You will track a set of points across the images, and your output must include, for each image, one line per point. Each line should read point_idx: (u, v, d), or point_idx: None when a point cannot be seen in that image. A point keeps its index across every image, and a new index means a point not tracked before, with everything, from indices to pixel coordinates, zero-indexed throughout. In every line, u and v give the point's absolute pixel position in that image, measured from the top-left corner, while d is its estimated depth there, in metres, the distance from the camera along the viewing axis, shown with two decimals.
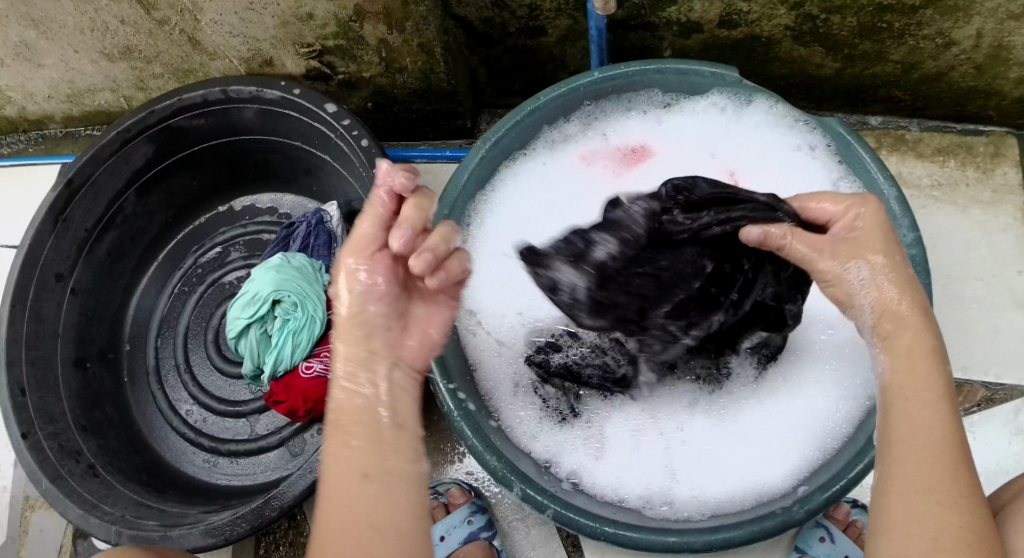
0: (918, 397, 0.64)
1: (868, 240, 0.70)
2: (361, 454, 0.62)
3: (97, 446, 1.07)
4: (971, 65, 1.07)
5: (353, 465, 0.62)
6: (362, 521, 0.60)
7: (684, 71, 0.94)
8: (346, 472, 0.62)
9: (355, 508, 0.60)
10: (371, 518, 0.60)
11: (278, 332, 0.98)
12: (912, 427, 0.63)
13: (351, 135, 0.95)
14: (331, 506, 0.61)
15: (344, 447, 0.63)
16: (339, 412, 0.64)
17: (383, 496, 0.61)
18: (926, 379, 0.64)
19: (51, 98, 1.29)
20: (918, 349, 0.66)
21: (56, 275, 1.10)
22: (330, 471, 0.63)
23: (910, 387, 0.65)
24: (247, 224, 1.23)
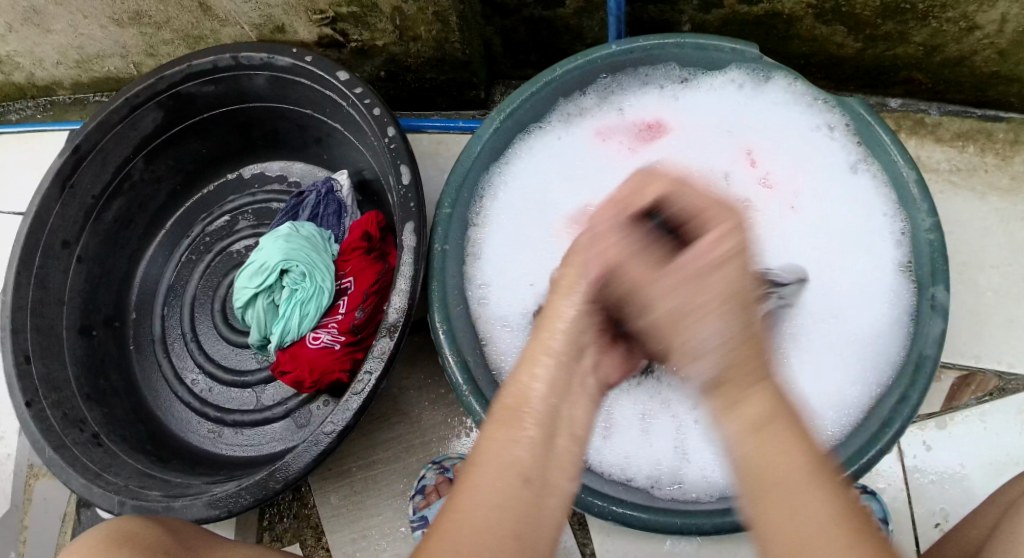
0: (789, 470, 0.49)
1: (707, 296, 0.51)
2: (523, 451, 0.53)
3: (102, 415, 1.07)
4: (994, 50, 1.05)
5: (512, 465, 0.52)
6: (500, 529, 0.50)
7: (703, 46, 0.92)
8: (505, 469, 0.52)
9: (503, 509, 0.51)
10: (513, 525, 0.51)
11: (286, 302, 0.97)
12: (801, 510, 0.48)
13: (362, 103, 0.93)
14: (470, 501, 0.51)
15: (511, 437, 0.53)
16: (517, 398, 0.55)
17: (538, 507, 0.52)
18: (781, 449, 0.49)
19: (60, 64, 1.27)
20: (762, 409, 0.50)
21: (63, 243, 1.09)
22: (495, 458, 0.53)
23: (778, 464, 0.49)
24: (255, 192, 1.21)
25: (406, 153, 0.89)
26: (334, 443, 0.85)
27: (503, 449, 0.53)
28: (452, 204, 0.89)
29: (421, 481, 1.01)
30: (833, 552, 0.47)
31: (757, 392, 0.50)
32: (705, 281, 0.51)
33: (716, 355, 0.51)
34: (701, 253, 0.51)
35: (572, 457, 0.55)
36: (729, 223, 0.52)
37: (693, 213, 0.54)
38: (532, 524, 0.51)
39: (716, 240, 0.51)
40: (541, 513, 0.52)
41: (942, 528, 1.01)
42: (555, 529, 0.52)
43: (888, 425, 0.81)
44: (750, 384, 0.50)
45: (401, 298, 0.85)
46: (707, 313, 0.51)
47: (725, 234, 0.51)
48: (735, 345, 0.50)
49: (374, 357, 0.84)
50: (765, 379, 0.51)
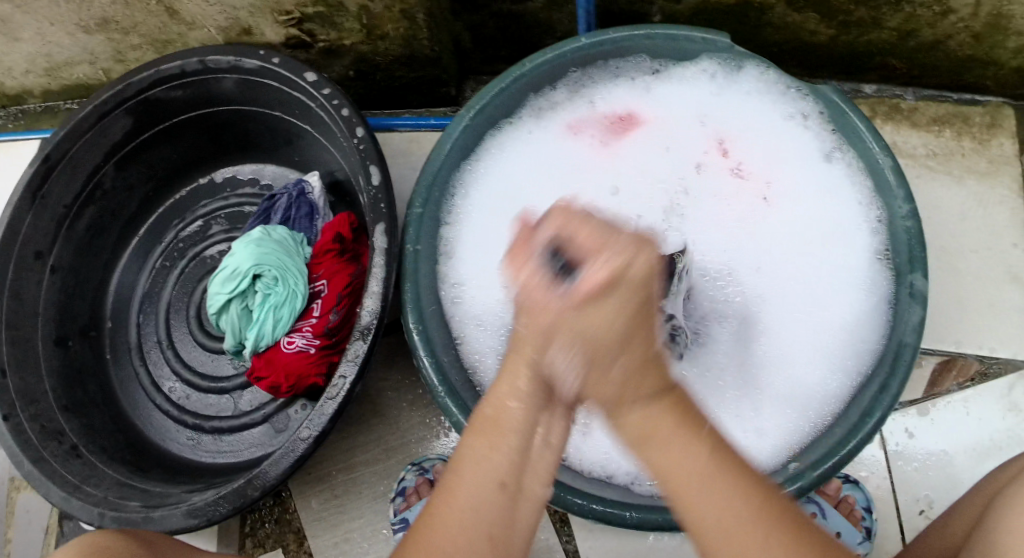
0: (678, 455, 0.54)
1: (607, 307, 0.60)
2: (500, 461, 0.56)
3: (80, 425, 1.06)
4: (968, 34, 1.05)
5: (490, 471, 0.56)
6: (474, 532, 0.55)
7: (674, 37, 0.91)
8: (482, 477, 0.55)
9: (482, 515, 0.55)
10: (488, 528, 0.55)
11: (259, 307, 0.96)
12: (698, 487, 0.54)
13: (331, 103, 0.92)
14: (448, 507, 0.56)
15: (489, 449, 0.56)
16: (495, 410, 0.57)
17: (511, 512, 0.56)
18: (668, 427, 0.54)
19: (29, 73, 1.26)
20: (658, 421, 0.54)
21: (36, 253, 1.07)
22: (476, 467, 0.56)
23: (669, 446, 0.54)
24: (229, 196, 1.20)
25: (375, 153, 0.88)
26: (311, 448, 0.84)
27: (477, 464, 0.56)
28: (424, 204, 0.88)
29: (401, 483, 1.01)
30: (724, 506, 0.54)
31: (640, 387, 0.54)
32: (576, 317, 0.50)
33: (613, 381, 0.52)
34: (583, 287, 0.49)
35: (543, 465, 0.58)
36: (626, 259, 0.49)
37: (588, 250, 0.49)
38: (507, 526, 0.56)
39: (593, 275, 0.49)
40: (514, 517, 0.56)
41: (926, 515, 1.01)
42: (526, 531, 0.57)
43: (868, 415, 0.80)
44: (638, 400, 0.53)
45: (373, 300, 0.84)
46: (578, 349, 0.51)
47: (610, 270, 0.49)
48: (624, 365, 0.52)
49: (349, 361, 0.84)
50: (664, 385, 0.55)
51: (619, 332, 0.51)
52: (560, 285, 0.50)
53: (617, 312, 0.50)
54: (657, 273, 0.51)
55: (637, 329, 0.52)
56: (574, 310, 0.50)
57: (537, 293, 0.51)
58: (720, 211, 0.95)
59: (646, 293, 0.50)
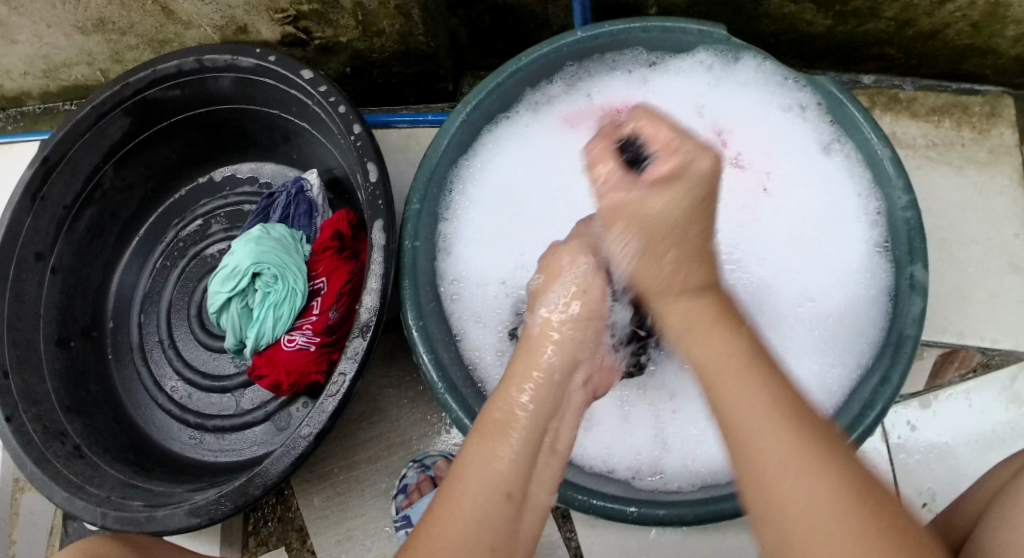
0: (737, 386, 0.55)
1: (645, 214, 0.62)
2: (504, 471, 0.59)
3: (83, 426, 1.06)
4: (967, 23, 1.04)
5: (493, 480, 0.58)
6: (479, 539, 0.56)
7: (670, 29, 0.91)
8: (485, 483, 0.58)
9: (487, 521, 0.57)
10: (492, 537, 0.56)
11: (259, 305, 0.97)
12: (749, 419, 0.54)
13: (327, 101, 0.92)
14: (452, 510, 0.57)
15: (492, 454, 0.60)
16: (497, 419, 0.61)
17: (514, 522, 0.58)
18: (729, 354, 0.57)
19: (27, 74, 1.26)
20: (701, 312, 0.61)
21: (37, 255, 1.07)
22: (481, 474, 0.58)
23: (723, 375, 0.57)
24: (228, 195, 1.20)
25: (373, 149, 0.88)
26: (312, 445, 0.84)
27: (482, 469, 0.59)
28: (421, 200, 0.88)
29: (402, 480, 1.01)
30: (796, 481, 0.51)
31: (688, 290, 0.62)
32: (645, 199, 0.62)
33: (664, 266, 0.63)
34: (655, 171, 0.62)
35: (547, 471, 0.62)
36: (696, 154, 0.61)
37: (660, 146, 0.62)
38: (511, 536, 0.57)
39: (670, 162, 0.61)
40: (518, 527, 0.58)
41: (929, 507, 1.01)
42: (530, 537, 0.59)
43: (870, 407, 0.80)
44: (684, 289, 0.62)
45: (372, 297, 0.84)
46: (636, 230, 0.63)
47: (678, 161, 0.61)
48: (676, 255, 0.63)
49: (349, 358, 0.84)
50: (705, 284, 0.63)
51: (682, 205, 0.61)
52: (638, 164, 0.63)
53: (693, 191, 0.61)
54: (721, 175, 0.63)
55: (699, 220, 0.62)
56: (637, 173, 0.63)
57: (612, 169, 0.64)
58: (718, 202, 0.94)
59: (710, 186, 0.62)
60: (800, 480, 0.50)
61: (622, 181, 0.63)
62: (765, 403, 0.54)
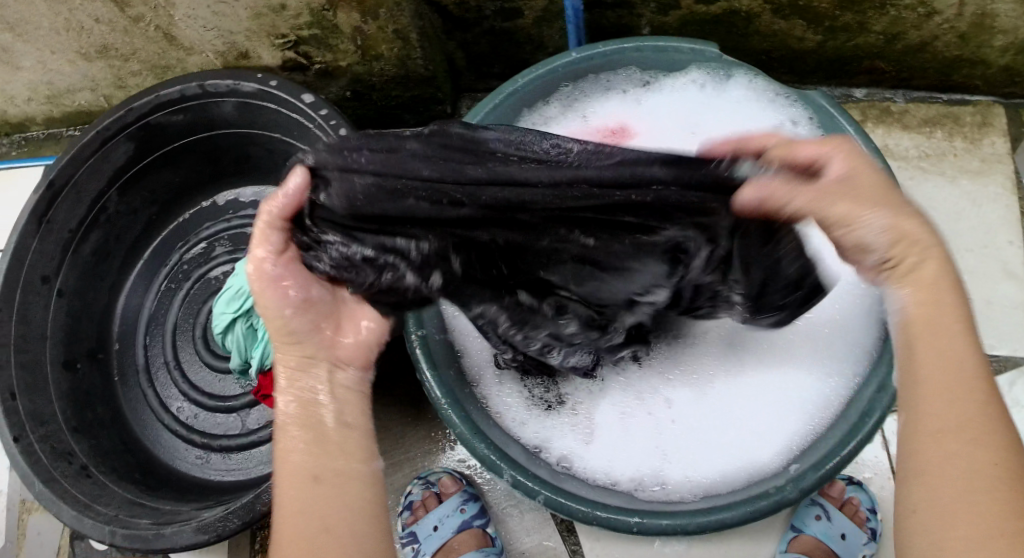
0: (948, 379, 0.56)
1: (867, 190, 0.64)
2: (319, 448, 0.65)
3: (89, 446, 1.07)
4: (955, 34, 1.06)
5: (303, 468, 0.64)
6: (310, 520, 0.60)
7: (662, 48, 0.94)
8: (296, 482, 0.63)
9: (309, 502, 0.61)
10: (322, 515, 0.61)
11: (264, 326, 0.98)
12: (940, 417, 0.55)
13: (328, 124, 0.94)
14: (284, 520, 0.61)
15: (295, 452, 0.65)
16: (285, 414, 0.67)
17: (345, 495, 0.63)
18: (954, 356, 0.57)
19: (31, 101, 1.28)
20: (933, 272, 0.61)
21: (42, 278, 1.08)
22: (292, 477, 0.63)
23: (942, 371, 0.57)
24: (231, 218, 1.22)
25: None
26: None
27: (303, 454, 0.64)
28: None
29: (407, 496, 1.03)
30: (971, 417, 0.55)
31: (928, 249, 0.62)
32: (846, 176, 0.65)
33: (908, 226, 0.62)
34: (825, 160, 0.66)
35: (350, 441, 0.66)
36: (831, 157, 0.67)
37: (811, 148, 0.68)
38: (342, 506, 0.62)
39: (848, 163, 0.66)
40: (347, 491, 0.63)
41: None
42: (368, 501, 0.63)
43: (867, 414, 0.81)
44: (923, 248, 0.62)
45: None
46: (861, 203, 0.63)
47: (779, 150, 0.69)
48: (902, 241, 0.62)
49: None
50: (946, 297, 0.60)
51: (878, 183, 0.65)
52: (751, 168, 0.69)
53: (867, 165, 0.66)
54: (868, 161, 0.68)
55: (864, 178, 0.65)
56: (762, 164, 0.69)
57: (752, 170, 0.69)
58: None
59: (864, 169, 0.66)
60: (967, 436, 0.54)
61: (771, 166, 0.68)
62: (972, 398, 0.55)
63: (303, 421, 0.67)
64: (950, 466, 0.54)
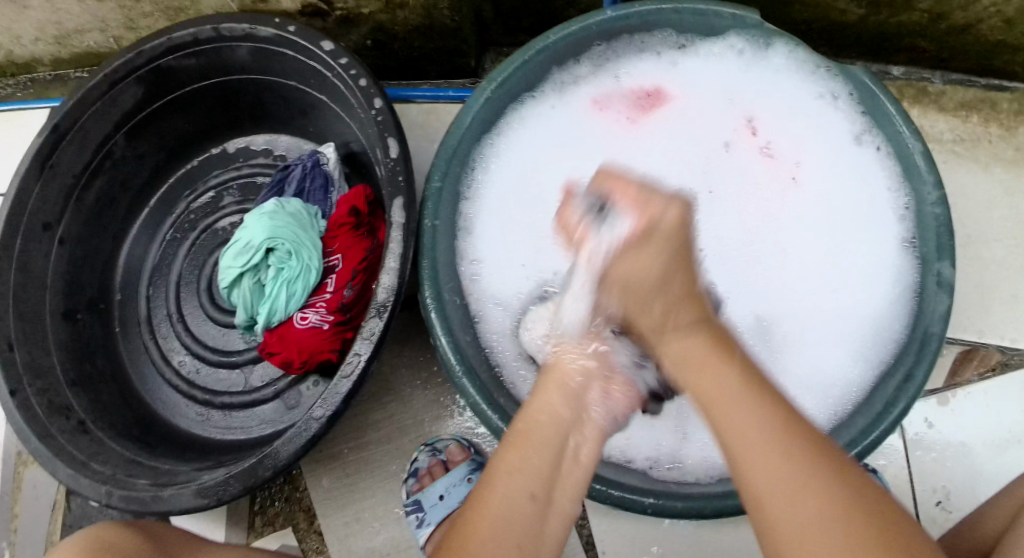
0: (732, 408, 0.56)
1: (642, 287, 0.62)
2: (534, 472, 0.60)
3: (88, 401, 1.04)
4: (1001, 17, 1.02)
5: (524, 479, 0.60)
6: (506, 540, 0.57)
7: (702, 12, 0.88)
8: (515, 482, 0.59)
9: (514, 522, 0.58)
10: (519, 538, 0.58)
11: (273, 281, 0.95)
12: (767, 470, 0.54)
13: (348, 74, 0.89)
14: (480, 510, 0.59)
15: (521, 458, 0.61)
16: (527, 425, 0.63)
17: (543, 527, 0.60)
18: (725, 385, 0.58)
19: (38, 41, 1.23)
20: (694, 347, 0.61)
21: (44, 225, 1.05)
22: (508, 473, 0.60)
23: (726, 402, 0.57)
24: (241, 167, 1.19)
25: (394, 124, 0.85)
26: (324, 427, 0.82)
27: (510, 474, 0.60)
28: (442, 178, 0.85)
29: (413, 464, 1.00)
30: (785, 465, 0.53)
31: (682, 331, 0.62)
32: (630, 264, 0.62)
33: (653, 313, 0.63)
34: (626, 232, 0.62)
35: (572, 478, 0.63)
36: (662, 210, 0.62)
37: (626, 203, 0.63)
38: (537, 537, 0.59)
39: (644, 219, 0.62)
40: (545, 526, 0.60)
41: (943, 506, 1.00)
42: (556, 541, 0.60)
43: (890, 405, 0.78)
44: (676, 328, 0.62)
45: (390, 276, 0.82)
46: (624, 294, 0.64)
47: (648, 220, 0.62)
48: (662, 305, 0.63)
49: (364, 339, 0.81)
50: (704, 320, 0.63)
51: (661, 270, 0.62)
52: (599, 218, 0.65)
53: (649, 250, 0.62)
54: (690, 227, 0.63)
55: (652, 275, 0.62)
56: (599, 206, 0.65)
57: (582, 238, 0.65)
58: (746, 188, 0.92)
59: (682, 240, 0.63)
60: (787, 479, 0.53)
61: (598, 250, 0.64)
62: (771, 432, 0.55)
63: (545, 434, 0.62)
64: (802, 507, 0.52)
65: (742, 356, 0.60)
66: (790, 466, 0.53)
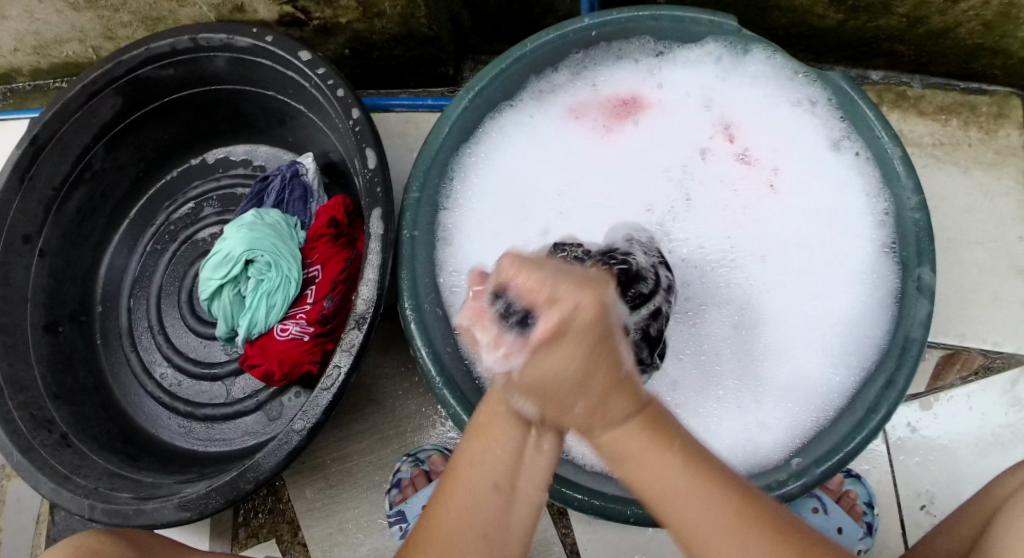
0: (724, 545, 0.50)
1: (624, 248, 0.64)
2: (497, 461, 0.53)
3: (70, 414, 1.03)
4: (979, 22, 1.03)
5: (484, 470, 0.53)
6: (474, 530, 0.52)
7: (680, 19, 0.88)
8: (475, 473, 0.53)
9: (477, 516, 0.52)
10: (483, 529, 0.52)
11: (252, 293, 0.94)
12: (697, 534, 0.50)
13: (326, 84, 0.89)
14: (443, 501, 0.53)
15: (484, 446, 0.53)
16: (488, 413, 0.54)
17: (505, 518, 0.53)
18: (640, 450, 0.51)
19: (17, 51, 1.22)
20: (618, 421, 0.51)
21: (24, 237, 1.04)
22: (470, 464, 0.54)
23: (722, 543, 0.50)
24: (221, 177, 1.18)
25: (371, 135, 0.85)
26: (305, 439, 0.82)
27: (473, 465, 0.53)
28: (420, 188, 0.85)
29: (396, 474, 1.00)
30: (705, 526, 0.50)
31: (622, 420, 0.51)
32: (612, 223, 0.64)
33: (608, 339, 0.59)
34: None
35: (539, 466, 0.54)
36: (574, 303, 0.47)
37: None
38: (503, 528, 0.53)
39: None
40: (511, 517, 0.53)
41: (928, 510, 1.00)
42: (520, 535, 0.53)
43: (873, 411, 0.78)
44: (608, 424, 0.51)
45: (369, 288, 0.82)
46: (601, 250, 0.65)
47: (558, 319, 0.46)
48: (595, 394, 0.50)
49: (344, 351, 0.81)
50: (637, 406, 0.51)
51: None
52: None
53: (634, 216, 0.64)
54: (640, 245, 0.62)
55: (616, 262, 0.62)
56: None
57: (496, 338, 0.49)
58: (725, 194, 0.92)
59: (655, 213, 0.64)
60: (712, 544, 0.50)
61: (504, 350, 0.49)
62: (689, 500, 0.50)
63: (512, 420, 0.53)
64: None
65: (650, 402, 0.52)
66: (716, 529, 0.50)
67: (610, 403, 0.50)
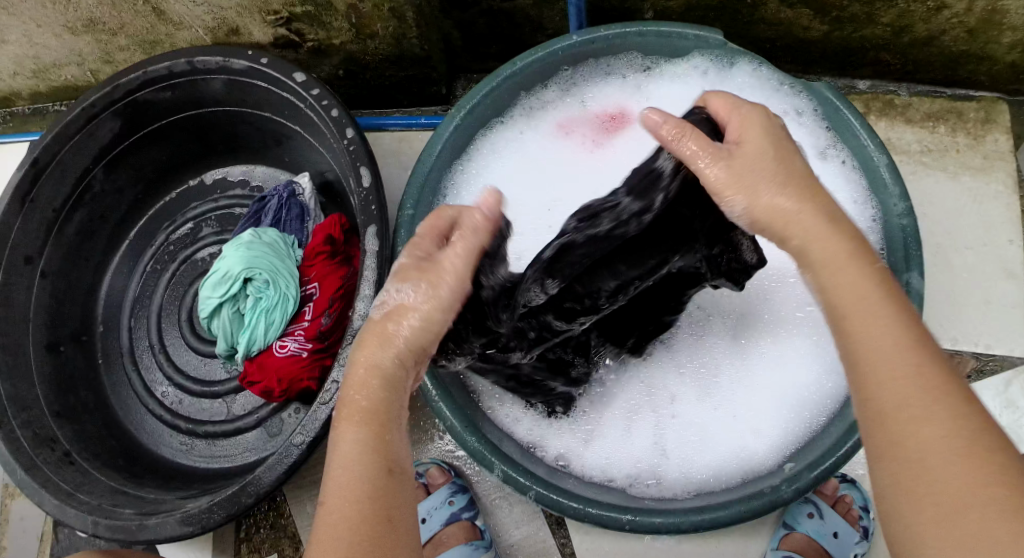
0: (900, 359, 0.54)
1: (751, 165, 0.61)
2: (373, 445, 0.57)
3: (73, 432, 1.04)
4: (963, 29, 1.04)
5: (364, 456, 0.57)
6: (367, 516, 0.55)
7: (666, 34, 0.90)
8: (355, 462, 0.57)
9: (371, 497, 0.56)
10: (380, 510, 0.56)
11: (251, 311, 0.96)
12: (899, 389, 0.53)
13: (320, 105, 0.91)
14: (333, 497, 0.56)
15: (358, 432, 0.58)
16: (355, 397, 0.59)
17: (397, 490, 0.57)
18: (862, 291, 0.57)
19: (16, 75, 1.24)
20: (839, 253, 0.58)
21: (26, 258, 1.05)
22: (348, 455, 0.57)
23: (891, 362, 0.54)
24: (218, 198, 1.19)
25: (365, 154, 0.87)
26: (304, 454, 0.83)
27: (353, 457, 0.57)
28: (414, 206, 0.86)
29: None
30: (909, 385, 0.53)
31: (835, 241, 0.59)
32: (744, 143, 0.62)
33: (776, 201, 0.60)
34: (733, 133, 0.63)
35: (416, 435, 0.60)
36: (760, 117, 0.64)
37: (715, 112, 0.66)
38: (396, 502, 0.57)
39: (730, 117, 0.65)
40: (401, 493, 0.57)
41: None
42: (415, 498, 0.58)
43: None
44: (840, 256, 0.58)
45: (364, 304, 0.83)
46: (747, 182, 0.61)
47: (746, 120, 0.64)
48: (819, 225, 0.59)
49: (340, 366, 0.83)
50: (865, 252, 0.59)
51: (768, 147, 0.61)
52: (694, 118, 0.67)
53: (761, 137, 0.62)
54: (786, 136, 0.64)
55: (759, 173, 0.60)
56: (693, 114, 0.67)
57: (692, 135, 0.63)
58: None
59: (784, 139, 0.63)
60: (917, 407, 0.52)
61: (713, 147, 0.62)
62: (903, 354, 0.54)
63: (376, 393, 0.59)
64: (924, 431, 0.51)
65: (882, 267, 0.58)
66: (921, 394, 0.52)
67: (873, 273, 0.58)
